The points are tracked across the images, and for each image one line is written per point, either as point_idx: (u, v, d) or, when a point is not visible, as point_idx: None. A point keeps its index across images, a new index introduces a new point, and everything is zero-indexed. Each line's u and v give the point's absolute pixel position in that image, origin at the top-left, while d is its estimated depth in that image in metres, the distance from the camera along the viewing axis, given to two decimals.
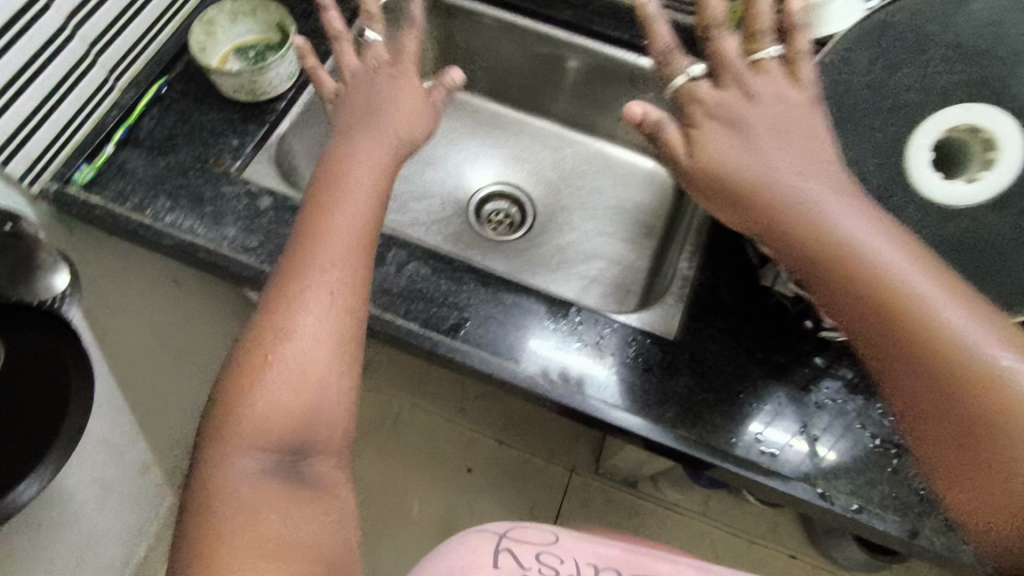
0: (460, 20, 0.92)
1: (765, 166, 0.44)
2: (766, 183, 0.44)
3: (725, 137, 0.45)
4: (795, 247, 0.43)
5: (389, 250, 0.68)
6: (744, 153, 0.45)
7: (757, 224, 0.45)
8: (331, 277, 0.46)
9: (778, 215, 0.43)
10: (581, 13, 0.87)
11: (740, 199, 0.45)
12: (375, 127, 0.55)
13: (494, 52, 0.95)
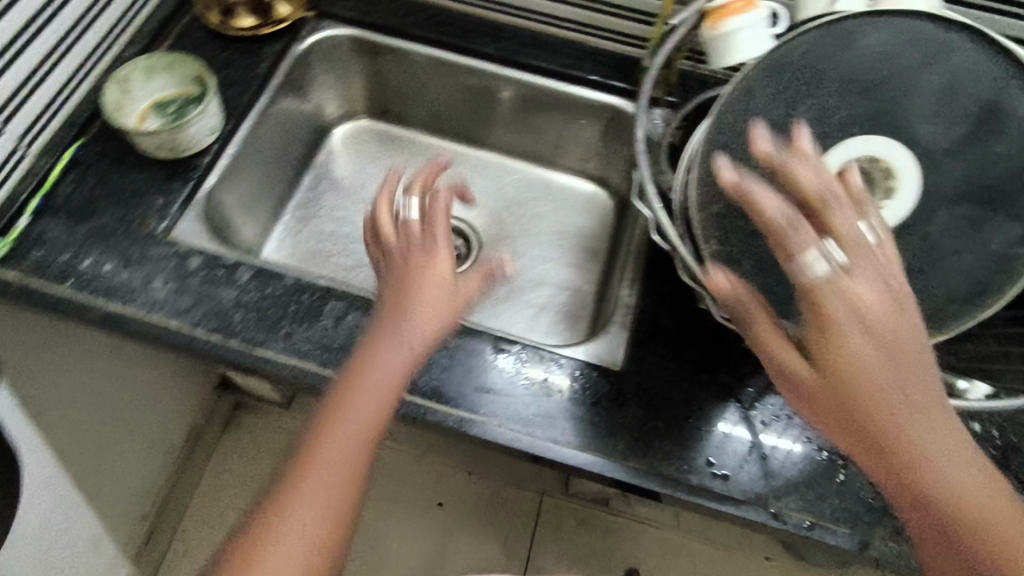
0: (388, 58, 0.91)
1: (861, 364, 0.41)
2: (860, 380, 0.40)
3: (830, 337, 0.40)
4: (861, 442, 0.42)
5: (326, 302, 0.66)
6: (844, 347, 0.41)
7: (820, 409, 0.42)
8: (343, 461, 0.51)
9: (857, 410, 0.41)
10: (507, 46, 0.87)
11: (813, 387, 0.42)
12: (407, 316, 0.55)
13: (424, 86, 0.94)
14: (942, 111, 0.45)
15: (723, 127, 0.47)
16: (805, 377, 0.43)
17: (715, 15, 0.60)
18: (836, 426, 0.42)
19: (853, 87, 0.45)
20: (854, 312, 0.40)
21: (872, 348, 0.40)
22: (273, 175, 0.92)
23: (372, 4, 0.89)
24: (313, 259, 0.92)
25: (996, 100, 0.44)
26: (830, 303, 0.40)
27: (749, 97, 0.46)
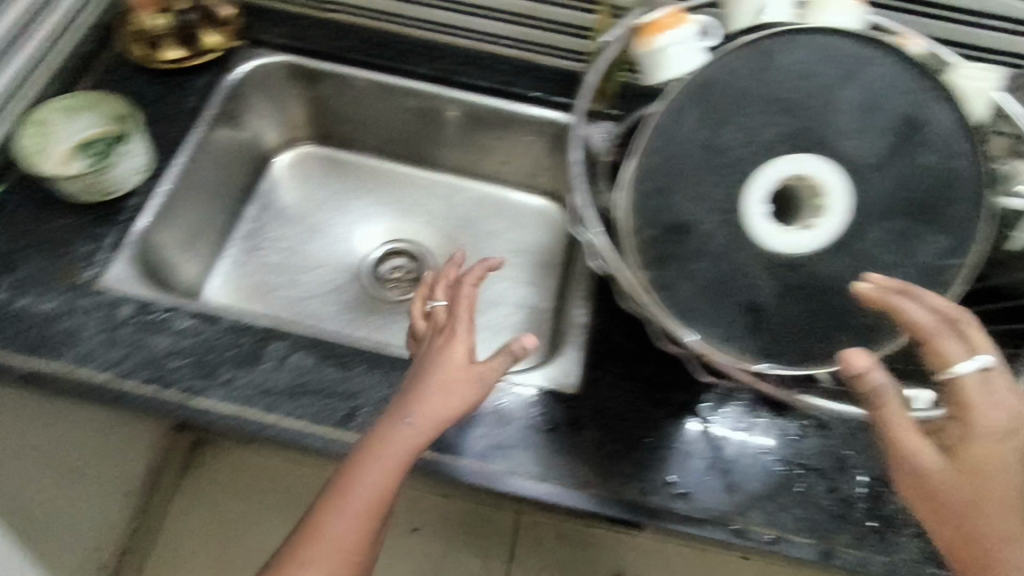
0: (325, 83, 0.89)
1: (996, 465, 0.41)
2: (991, 480, 0.40)
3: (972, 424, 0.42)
4: (967, 538, 0.40)
5: (267, 344, 0.64)
6: (978, 441, 0.41)
7: (941, 504, 0.41)
8: (344, 531, 0.52)
9: (982, 507, 0.40)
10: (447, 66, 0.86)
11: (937, 476, 0.41)
12: (421, 399, 0.55)
13: (366, 110, 0.93)
14: (878, 127, 0.41)
15: (649, 152, 0.42)
16: (931, 466, 0.42)
17: (647, 31, 0.59)
18: (954, 521, 0.41)
19: (783, 108, 0.41)
20: (995, 410, 0.42)
21: (1006, 453, 0.41)
22: (214, 210, 0.89)
23: (306, 30, 0.87)
24: (262, 294, 0.90)
25: (923, 115, 0.40)
26: (975, 397, 0.42)
27: (677, 123, 0.42)
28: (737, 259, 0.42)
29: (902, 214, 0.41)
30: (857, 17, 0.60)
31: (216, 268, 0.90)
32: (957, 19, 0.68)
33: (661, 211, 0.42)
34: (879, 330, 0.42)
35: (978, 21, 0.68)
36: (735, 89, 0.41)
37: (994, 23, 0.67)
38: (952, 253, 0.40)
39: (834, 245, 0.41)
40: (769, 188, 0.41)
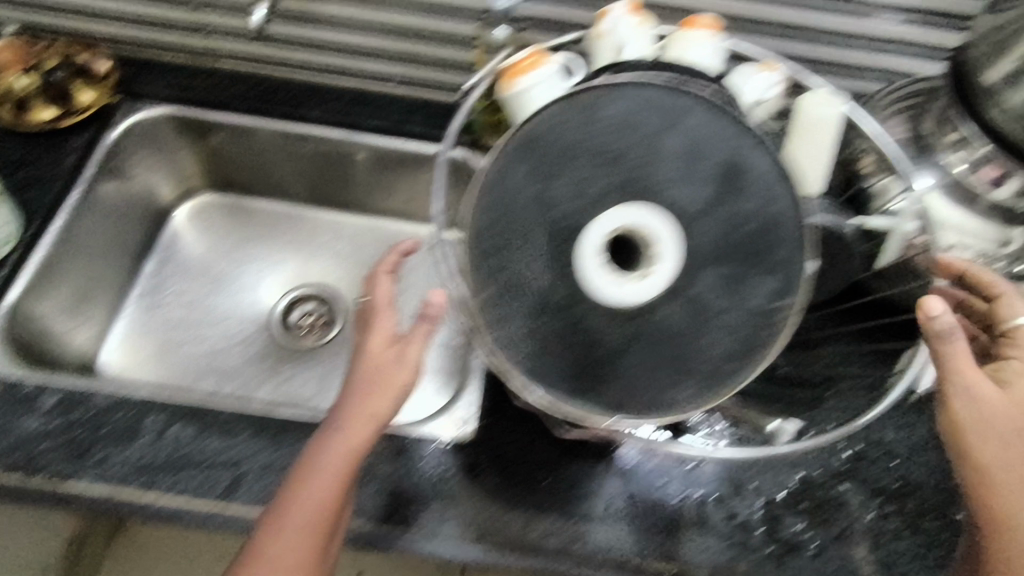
0: (214, 132, 0.87)
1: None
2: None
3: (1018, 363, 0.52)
4: (992, 459, 0.48)
5: (144, 418, 0.62)
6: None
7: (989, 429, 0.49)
8: (293, 540, 0.51)
9: (1010, 432, 0.48)
10: (336, 108, 0.84)
11: (988, 401, 0.48)
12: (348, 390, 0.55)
13: (261, 156, 0.90)
14: (703, 173, 0.40)
15: (479, 211, 0.42)
16: (985, 394, 0.48)
17: (509, 74, 0.60)
18: (992, 437, 0.48)
19: (608, 157, 0.41)
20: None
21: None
22: (107, 270, 0.86)
23: (188, 80, 0.85)
24: (164, 355, 0.87)
25: (742, 159, 0.40)
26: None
27: (503, 180, 0.41)
28: (577, 312, 0.42)
29: (732, 257, 0.40)
30: (715, 49, 0.62)
31: (113, 331, 0.87)
32: (817, 40, 0.70)
33: (497, 269, 0.42)
34: (725, 375, 0.41)
35: (837, 42, 0.70)
36: (559, 142, 0.41)
37: (853, 42, 0.70)
38: (782, 292, 0.40)
39: (668, 291, 0.41)
40: (608, 232, 0.41)
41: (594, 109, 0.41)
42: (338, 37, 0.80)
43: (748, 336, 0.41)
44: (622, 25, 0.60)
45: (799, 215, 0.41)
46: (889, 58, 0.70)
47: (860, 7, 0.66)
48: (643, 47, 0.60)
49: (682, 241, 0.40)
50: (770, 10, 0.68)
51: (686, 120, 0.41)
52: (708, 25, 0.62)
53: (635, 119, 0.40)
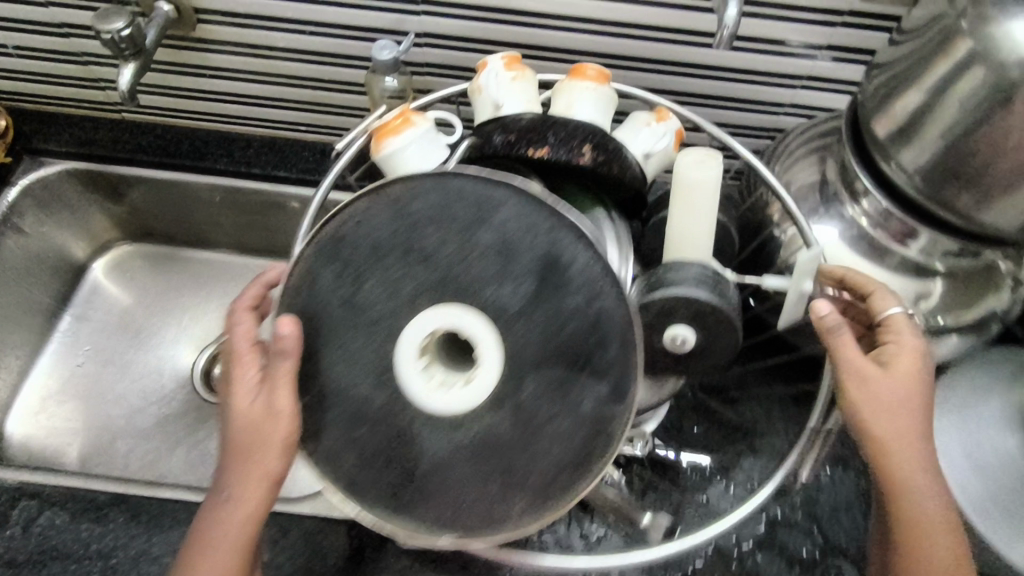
0: (120, 184, 0.84)
1: (918, 385, 0.49)
2: (920, 387, 0.48)
3: (909, 343, 0.50)
4: (888, 442, 0.47)
5: (14, 506, 0.60)
6: (906, 363, 0.49)
7: (884, 411, 0.47)
8: None
9: (904, 419, 0.48)
10: (241, 159, 0.82)
11: (881, 389, 0.48)
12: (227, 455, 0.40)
13: (172, 207, 0.88)
14: (521, 270, 0.36)
15: (286, 316, 0.39)
16: (876, 382, 0.48)
17: (379, 134, 0.56)
18: (889, 427, 0.47)
19: (419, 256, 0.37)
20: (918, 346, 0.50)
21: (925, 380, 0.49)
22: (14, 332, 0.84)
23: (89, 134, 0.82)
24: (74, 417, 0.84)
25: (563, 253, 0.36)
26: (901, 334, 0.50)
27: (310, 283, 0.38)
28: (397, 421, 0.38)
29: (558, 360, 0.37)
30: (603, 103, 0.59)
31: (20, 396, 0.85)
32: (730, 78, 0.67)
33: (308, 377, 0.39)
34: (558, 488, 0.38)
35: (751, 78, 0.67)
36: (366, 240, 0.37)
37: (759, 79, 0.67)
38: (613, 398, 0.37)
39: (491, 399, 0.37)
40: (430, 329, 0.37)
41: (401, 205, 0.37)
42: (232, 87, 0.76)
43: (580, 447, 0.37)
44: (499, 82, 0.57)
45: (627, 312, 0.36)
46: (809, 94, 0.68)
47: (760, 44, 0.64)
48: (523, 104, 0.57)
49: (501, 347, 0.37)
50: (671, 50, 0.64)
51: (500, 212, 0.37)
52: (594, 78, 0.59)
53: (446, 213, 0.37)
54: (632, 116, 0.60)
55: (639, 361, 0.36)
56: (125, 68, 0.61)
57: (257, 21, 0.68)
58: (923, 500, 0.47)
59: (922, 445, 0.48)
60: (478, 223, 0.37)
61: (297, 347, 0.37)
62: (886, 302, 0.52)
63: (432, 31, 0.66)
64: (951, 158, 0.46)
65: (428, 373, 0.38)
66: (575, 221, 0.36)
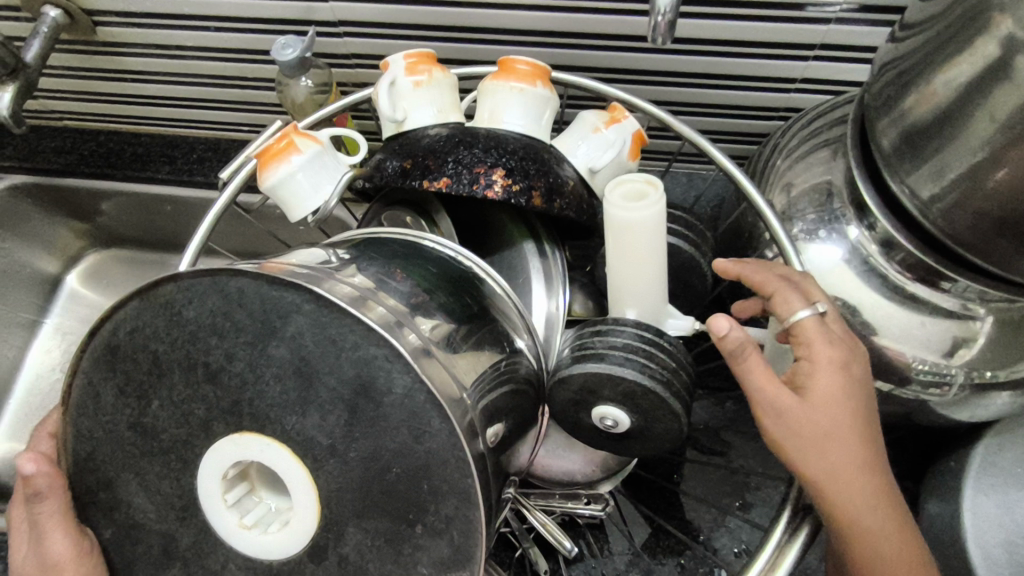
0: (70, 197, 0.80)
1: (849, 404, 0.38)
2: (852, 400, 0.38)
3: (833, 349, 0.38)
4: (822, 479, 0.37)
5: None
6: (831, 384, 0.38)
7: (808, 442, 0.37)
8: None
9: (842, 461, 0.37)
10: (182, 166, 0.74)
11: (805, 423, 0.37)
12: None
13: (129, 216, 0.83)
14: (327, 397, 0.27)
15: (77, 437, 0.32)
16: (795, 407, 0.37)
17: (261, 160, 0.46)
18: (825, 472, 0.37)
19: (206, 374, 0.29)
20: (842, 356, 0.39)
21: (857, 396, 0.38)
22: None
23: (32, 146, 0.78)
24: None
25: (376, 374, 0.27)
26: (813, 344, 0.39)
27: (96, 397, 0.31)
28: (207, 567, 0.30)
29: (385, 510, 0.27)
30: (538, 105, 0.47)
31: (8, 412, 0.84)
32: (719, 53, 0.53)
33: (110, 507, 0.32)
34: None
35: (748, 51, 0.52)
36: (146, 352, 0.30)
37: (756, 51, 0.52)
38: (453, 564, 0.27)
39: (309, 550, 0.28)
40: (233, 459, 0.29)
41: (178, 311, 0.29)
42: (159, 91, 0.69)
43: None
44: (398, 90, 0.46)
45: (458, 455, 0.26)
46: (824, 66, 0.52)
47: (753, 9, 0.49)
48: (432, 114, 0.46)
49: (314, 484, 0.28)
50: (635, 24, 0.50)
51: (298, 318, 0.27)
52: (525, 74, 0.46)
53: (231, 321, 0.28)
54: (578, 117, 0.48)
55: (479, 520, 0.26)
56: (4, 92, 0.55)
57: (158, 19, 0.59)
58: (886, 556, 0.37)
59: (869, 473, 0.37)
60: (270, 333, 0.28)
61: (56, 482, 0.33)
62: (795, 305, 0.40)
63: (347, 19, 0.55)
64: (983, 190, 0.33)
65: (247, 506, 0.31)
66: (393, 340, 0.26)
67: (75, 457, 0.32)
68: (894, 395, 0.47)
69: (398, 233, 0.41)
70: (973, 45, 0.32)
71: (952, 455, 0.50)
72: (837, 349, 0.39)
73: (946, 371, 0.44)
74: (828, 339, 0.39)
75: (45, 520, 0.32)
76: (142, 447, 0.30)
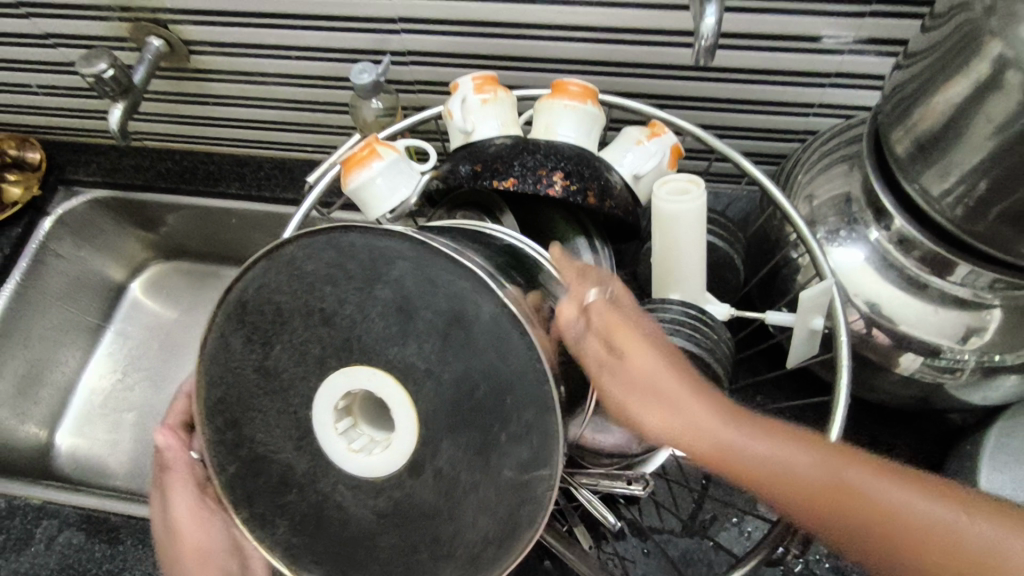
0: (144, 210, 0.88)
1: (658, 359, 0.40)
2: (659, 357, 0.40)
3: (623, 323, 0.41)
4: (675, 424, 0.39)
5: (39, 523, 0.63)
6: (632, 343, 0.40)
7: (642, 396, 0.39)
8: None
9: (681, 404, 0.39)
10: (250, 183, 0.82)
11: (630, 380, 0.40)
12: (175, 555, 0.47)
13: (194, 228, 0.90)
14: (423, 329, 0.34)
15: (209, 383, 0.38)
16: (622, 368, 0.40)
17: (346, 165, 0.53)
18: (672, 417, 0.39)
19: (323, 317, 0.35)
20: (631, 326, 0.41)
21: (660, 352, 0.41)
22: (61, 350, 0.89)
23: (114, 162, 0.86)
24: (114, 429, 0.88)
25: (468, 308, 0.33)
26: (607, 321, 0.41)
27: (226, 347, 0.38)
28: (321, 488, 0.37)
29: (472, 423, 0.34)
30: (588, 122, 0.53)
31: (72, 407, 0.89)
32: (745, 80, 0.60)
33: (236, 444, 0.38)
34: (487, 560, 0.35)
35: (769, 79, 0.59)
36: (273, 304, 0.36)
37: (776, 79, 0.59)
38: (532, 465, 0.34)
39: (408, 466, 0.36)
40: (341, 391, 0.35)
41: (301, 268, 0.35)
42: (236, 114, 0.77)
43: (505, 514, 0.34)
44: (468, 106, 0.53)
45: (535, 365, 0.33)
46: (839, 92, 0.59)
47: (774, 43, 0.56)
48: (496, 128, 0.52)
49: (412, 405, 0.34)
50: (671, 54, 0.58)
51: (400, 266, 0.34)
52: (577, 94, 0.53)
53: (343, 271, 0.35)
54: (623, 134, 0.55)
55: (555, 422, 0.33)
56: (114, 109, 0.62)
57: (246, 50, 0.67)
58: (785, 469, 0.37)
59: (712, 407, 0.39)
60: (376, 279, 0.34)
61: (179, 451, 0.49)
62: (592, 291, 0.43)
63: (416, 49, 0.63)
64: (978, 185, 0.39)
65: (353, 436, 0.38)
66: (492, 286, 0.33)
67: (207, 402, 0.38)
68: (911, 379, 0.52)
69: (467, 224, 0.47)
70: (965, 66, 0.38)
71: (965, 441, 0.55)
72: (627, 322, 0.42)
73: (960, 358, 0.49)
74: (618, 315, 0.42)
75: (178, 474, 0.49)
76: (272, 391, 0.37)
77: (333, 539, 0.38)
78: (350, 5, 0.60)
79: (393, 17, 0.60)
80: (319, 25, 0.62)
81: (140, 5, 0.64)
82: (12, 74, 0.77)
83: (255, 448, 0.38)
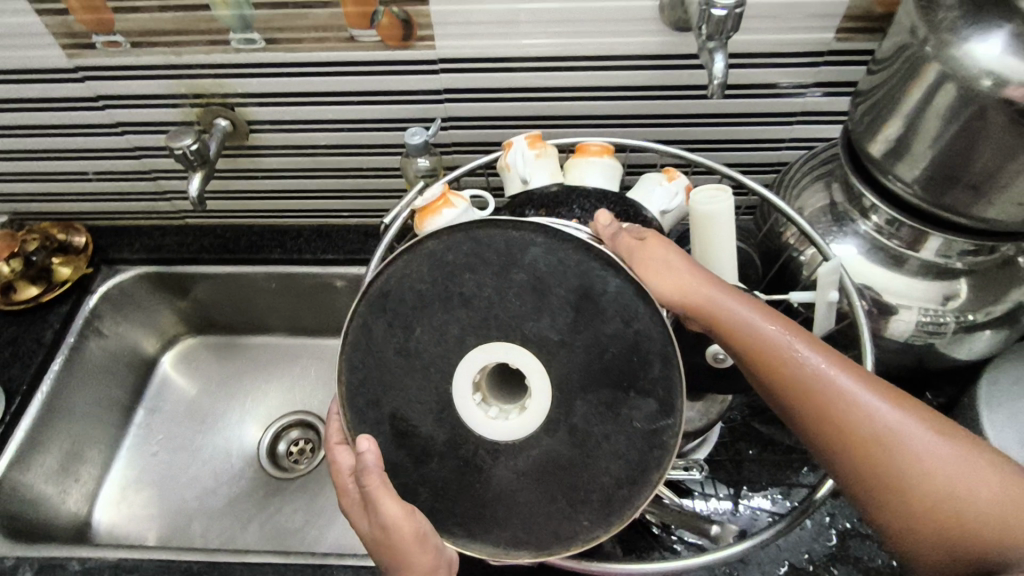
0: (184, 284, 0.93)
1: (690, 268, 0.51)
2: (690, 265, 0.51)
3: (664, 240, 0.52)
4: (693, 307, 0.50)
5: None
6: (668, 251, 0.51)
7: (668, 281, 0.50)
8: None
9: (700, 298, 0.50)
10: (292, 248, 0.90)
11: (660, 271, 0.50)
12: (389, 553, 0.46)
13: (228, 298, 0.96)
14: (557, 304, 0.47)
15: (351, 370, 0.51)
16: (653, 264, 0.51)
17: (421, 214, 0.62)
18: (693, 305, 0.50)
19: (461, 300, 0.48)
20: (668, 244, 0.52)
21: (693, 265, 0.51)
22: (99, 428, 0.90)
23: (155, 241, 0.91)
24: (151, 504, 0.89)
25: (596, 282, 0.47)
26: (644, 237, 0.52)
27: (367, 331, 0.50)
28: (462, 454, 0.49)
29: (605, 385, 0.47)
30: (610, 174, 0.65)
31: (108, 483, 0.90)
32: (731, 123, 0.74)
33: (376, 421, 0.50)
34: (621, 500, 0.47)
35: (748, 121, 0.74)
36: (412, 292, 0.49)
37: (754, 121, 0.74)
38: (660, 415, 0.46)
39: (547, 424, 0.48)
40: (479, 363, 0.48)
41: (438, 258, 0.49)
42: (282, 184, 0.86)
43: (637, 459, 0.46)
44: (527, 159, 0.63)
45: (659, 329, 0.46)
46: (804, 128, 0.74)
47: (751, 92, 0.70)
48: (548, 180, 0.63)
49: (547, 371, 0.47)
50: (669, 105, 0.72)
51: (527, 255, 0.48)
52: (597, 153, 0.65)
53: (480, 259, 0.48)
54: (643, 178, 0.67)
55: (677, 378, 0.46)
56: (194, 176, 0.70)
57: (302, 125, 0.77)
58: (784, 361, 0.48)
59: (733, 306, 0.49)
60: (512, 265, 0.48)
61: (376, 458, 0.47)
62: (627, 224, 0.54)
63: (456, 115, 0.74)
64: (935, 170, 0.51)
65: (484, 408, 0.50)
66: (619, 268, 0.46)
67: (347, 382, 0.51)
68: (907, 344, 0.63)
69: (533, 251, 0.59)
70: (916, 81, 0.50)
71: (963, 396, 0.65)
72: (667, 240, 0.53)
73: (942, 319, 0.60)
74: (657, 237, 0.52)
75: (375, 485, 0.47)
76: (417, 368, 0.49)
77: (472, 495, 0.49)
78: (402, 81, 0.71)
79: (439, 89, 0.72)
80: (372, 100, 0.73)
81: (211, 90, 0.73)
82: (69, 163, 0.84)
83: (403, 414, 0.50)
